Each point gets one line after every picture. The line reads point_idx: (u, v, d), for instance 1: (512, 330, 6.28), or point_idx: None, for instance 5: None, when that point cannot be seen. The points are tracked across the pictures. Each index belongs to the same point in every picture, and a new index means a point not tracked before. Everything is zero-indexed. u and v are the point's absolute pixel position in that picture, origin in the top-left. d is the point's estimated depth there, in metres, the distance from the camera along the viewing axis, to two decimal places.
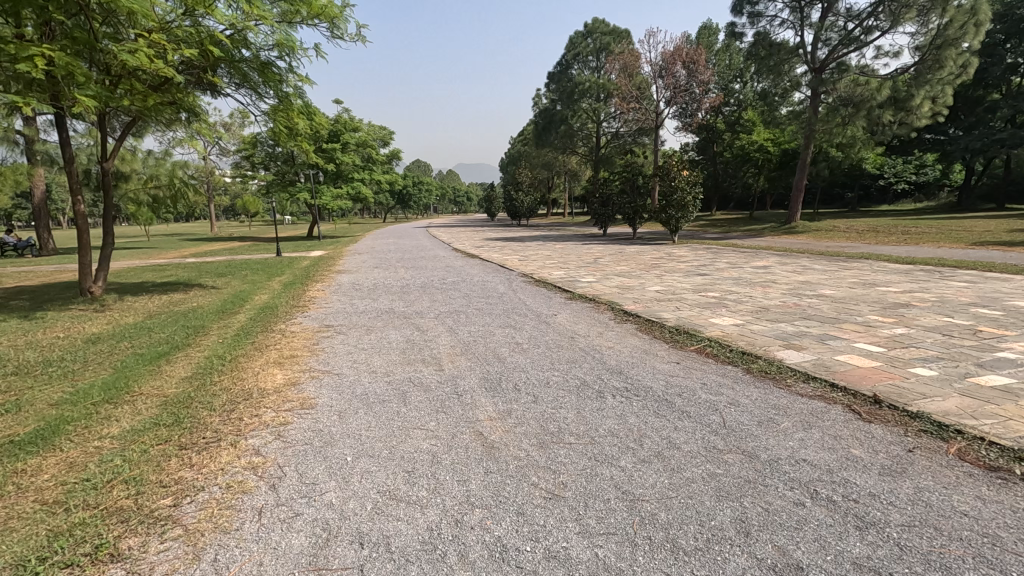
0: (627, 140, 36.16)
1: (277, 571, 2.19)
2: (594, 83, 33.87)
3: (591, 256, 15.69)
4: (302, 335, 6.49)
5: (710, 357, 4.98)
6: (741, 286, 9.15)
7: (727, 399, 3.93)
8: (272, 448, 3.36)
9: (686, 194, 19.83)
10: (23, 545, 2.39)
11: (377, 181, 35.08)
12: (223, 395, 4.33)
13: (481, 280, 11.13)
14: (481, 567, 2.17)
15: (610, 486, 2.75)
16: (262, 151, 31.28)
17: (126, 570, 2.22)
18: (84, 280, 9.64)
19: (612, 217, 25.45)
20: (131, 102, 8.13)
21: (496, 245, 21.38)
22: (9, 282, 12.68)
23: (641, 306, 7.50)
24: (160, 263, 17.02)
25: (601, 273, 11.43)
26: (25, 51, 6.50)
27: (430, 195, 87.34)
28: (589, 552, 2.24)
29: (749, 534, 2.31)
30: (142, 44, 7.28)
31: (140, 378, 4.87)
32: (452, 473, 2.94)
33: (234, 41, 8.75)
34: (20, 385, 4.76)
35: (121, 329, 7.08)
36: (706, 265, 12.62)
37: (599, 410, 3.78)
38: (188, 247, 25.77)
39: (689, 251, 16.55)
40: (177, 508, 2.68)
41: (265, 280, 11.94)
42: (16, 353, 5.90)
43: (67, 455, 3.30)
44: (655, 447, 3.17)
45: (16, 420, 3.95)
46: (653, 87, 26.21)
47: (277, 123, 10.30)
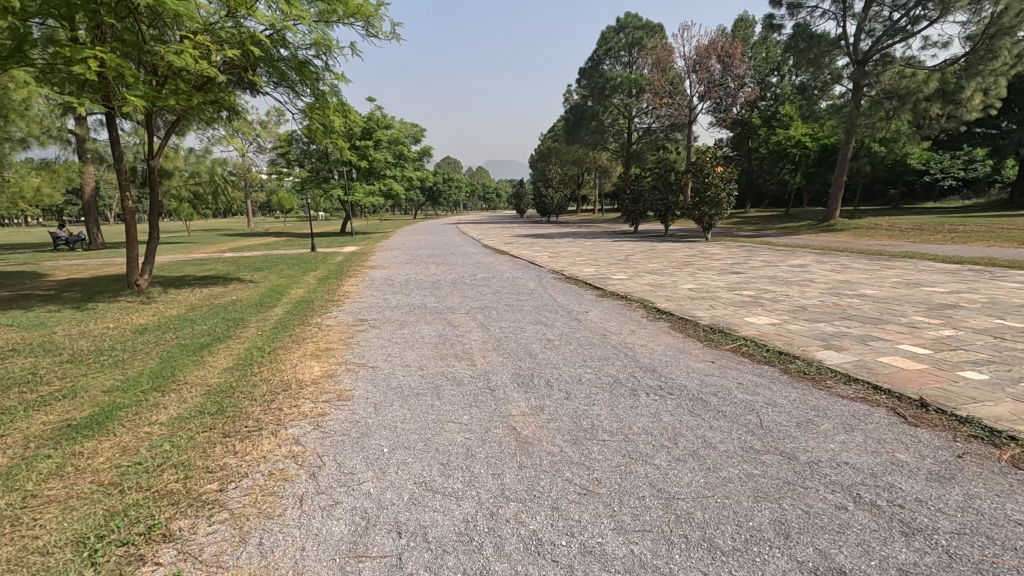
0: (660, 136, 35.66)
1: (319, 556, 2.25)
2: (625, 78, 33.47)
3: (620, 254, 15.49)
4: (338, 328, 6.63)
5: (745, 357, 4.89)
6: (779, 284, 8.94)
7: (765, 399, 3.86)
8: (311, 438, 3.45)
9: (720, 190, 19.43)
10: (81, 522, 2.52)
11: (408, 178, 35.49)
12: (263, 385, 4.47)
13: (511, 276, 11.16)
14: (517, 560, 2.19)
15: (645, 483, 2.74)
16: (297, 148, 31.85)
17: (178, 550, 2.32)
18: (131, 273, 10.07)
19: (643, 214, 25.16)
20: (177, 102, 8.42)
21: (526, 241, 21.45)
22: (61, 274, 13.31)
23: (674, 304, 7.42)
24: (200, 258, 17.61)
25: (632, 271, 11.30)
26: (80, 54, 6.76)
27: (460, 193, 88.10)
28: (625, 549, 2.24)
29: (789, 537, 2.27)
30: (187, 46, 7.54)
31: (185, 368, 5.05)
32: (487, 466, 2.97)
33: (273, 42, 8.98)
34: (75, 372, 5.01)
35: (166, 321, 7.35)
36: (741, 263, 12.35)
37: (633, 408, 3.75)
38: (228, 243, 26.56)
39: (722, 249, 16.22)
40: (223, 493, 2.78)
41: (300, 275, 12.21)
42: (70, 343, 6.18)
43: (121, 440, 3.45)
44: (690, 446, 3.14)
45: (72, 405, 4.15)
46: (686, 82, 25.80)
47: (313, 120, 10.53)
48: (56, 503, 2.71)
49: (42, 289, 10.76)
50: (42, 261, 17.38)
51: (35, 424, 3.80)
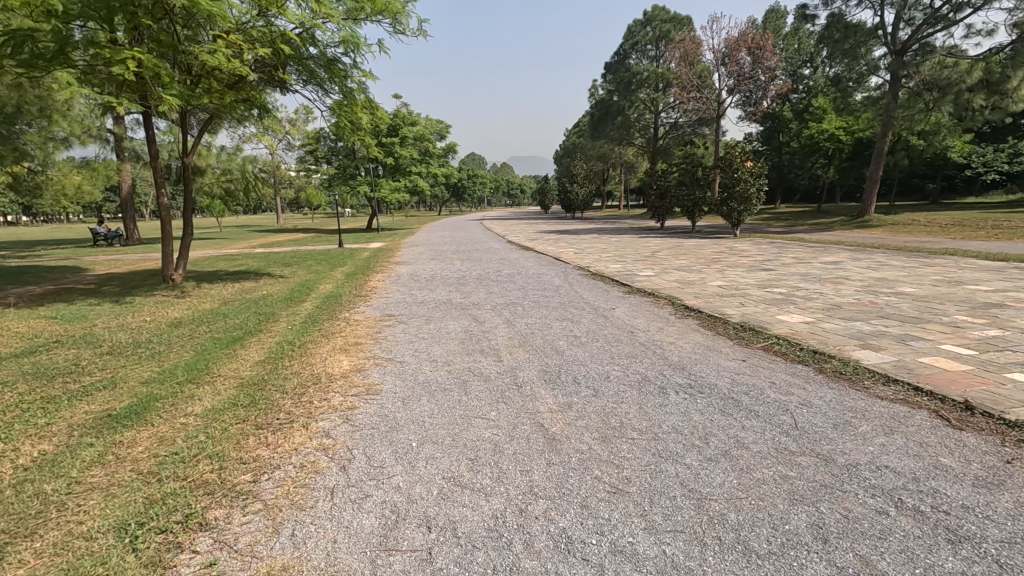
0: (687, 131, 35.20)
1: (350, 549, 2.27)
2: (652, 72, 33.09)
3: (647, 250, 15.28)
4: (366, 323, 6.71)
5: (778, 356, 4.77)
6: (811, 282, 8.73)
7: (799, 399, 3.77)
8: (341, 431, 3.49)
9: (749, 185, 19.06)
10: (123, 509, 2.59)
11: (433, 175, 35.69)
12: (294, 378, 4.54)
13: (537, 272, 11.11)
14: (547, 558, 2.18)
15: (676, 483, 2.70)
16: (325, 145, 32.31)
17: (214, 539, 2.37)
18: (166, 268, 10.35)
19: (669, 210, 24.89)
20: (209, 100, 8.61)
21: (551, 237, 21.43)
22: (101, 269, 13.78)
23: (703, 301, 7.30)
24: (231, 253, 18.07)
25: (659, 267, 11.15)
26: (118, 55, 6.95)
27: (485, 189, 88.35)
28: (656, 549, 2.20)
29: (827, 542, 2.20)
30: (220, 45, 7.70)
31: (218, 360, 5.17)
32: (515, 463, 2.96)
33: (303, 40, 9.08)
34: (114, 363, 5.18)
35: (200, 314, 7.55)
36: (772, 260, 12.08)
37: (662, 407, 3.71)
38: (258, 239, 27.13)
39: (751, 245, 15.87)
40: (256, 484, 2.83)
41: (328, 270, 12.39)
42: (109, 335, 6.40)
43: (158, 430, 3.55)
44: (722, 447, 3.07)
45: (112, 396, 4.28)
46: (715, 76, 25.33)
47: (341, 117, 10.64)
48: (99, 490, 2.79)
49: (83, 283, 11.14)
50: (85, 256, 18.03)
51: (78, 413, 3.93)
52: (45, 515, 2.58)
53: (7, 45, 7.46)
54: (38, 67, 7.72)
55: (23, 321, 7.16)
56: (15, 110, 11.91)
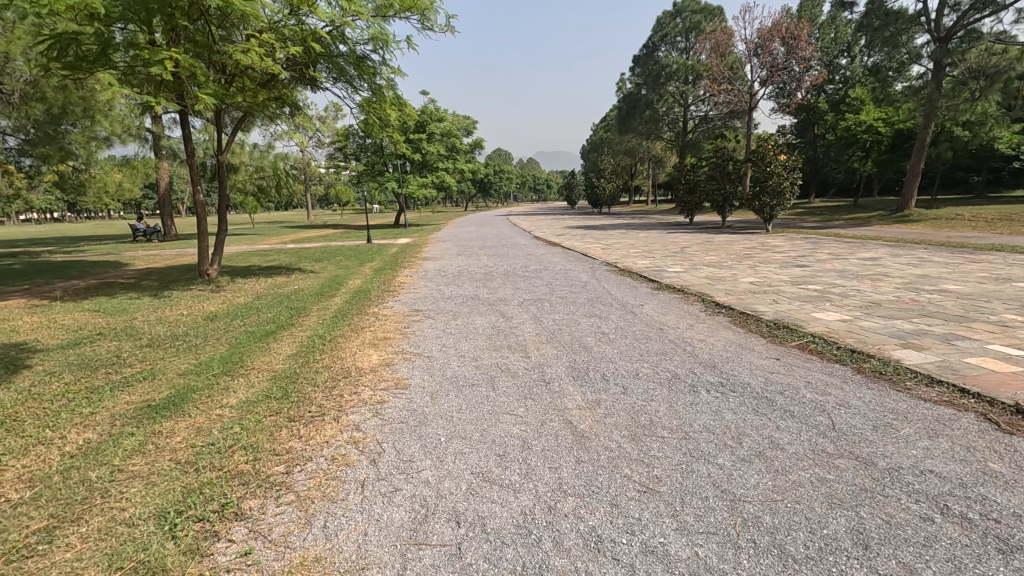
0: (717, 124, 34.50)
1: (381, 542, 2.29)
2: (682, 65, 32.65)
3: (676, 246, 15.04)
4: (394, 318, 6.78)
5: (813, 355, 4.65)
6: (848, 278, 8.46)
7: (836, 399, 3.65)
8: (370, 425, 3.53)
9: (783, 179, 18.56)
10: (162, 498, 2.67)
11: (460, 170, 35.80)
12: (325, 372, 4.62)
13: (564, 268, 11.05)
14: (577, 556, 2.16)
15: (708, 484, 2.64)
16: (354, 142, 32.74)
17: (249, 529, 2.42)
18: (202, 263, 10.64)
19: (698, 205, 24.48)
20: (244, 99, 8.78)
21: (578, 233, 21.25)
22: (141, 264, 14.24)
23: (734, 298, 7.15)
24: (264, 249, 18.49)
25: (689, 263, 10.97)
26: (157, 55, 7.14)
27: (511, 185, 88.32)
28: (688, 551, 2.16)
29: (868, 548, 2.13)
30: (253, 44, 7.84)
31: (251, 354, 5.29)
32: (544, 460, 2.95)
33: (333, 37, 9.18)
34: (153, 355, 5.35)
35: (234, 308, 7.73)
36: (807, 256, 11.75)
37: (693, 405, 3.64)
38: (289, 235, 27.66)
39: (784, 241, 15.48)
40: (289, 475, 2.89)
41: (358, 266, 12.58)
42: (149, 328, 6.61)
43: (195, 421, 3.65)
44: (756, 447, 3.00)
45: (152, 387, 4.42)
46: (747, 67, 24.70)
47: (370, 114, 10.74)
48: (140, 478, 2.89)
49: (124, 277, 11.54)
50: (125, 251, 18.66)
51: (120, 403, 4.08)
52: (90, 501, 2.67)
53: (53, 48, 7.77)
54: (82, 68, 8.01)
55: (69, 314, 7.48)
56: (61, 110, 12.39)
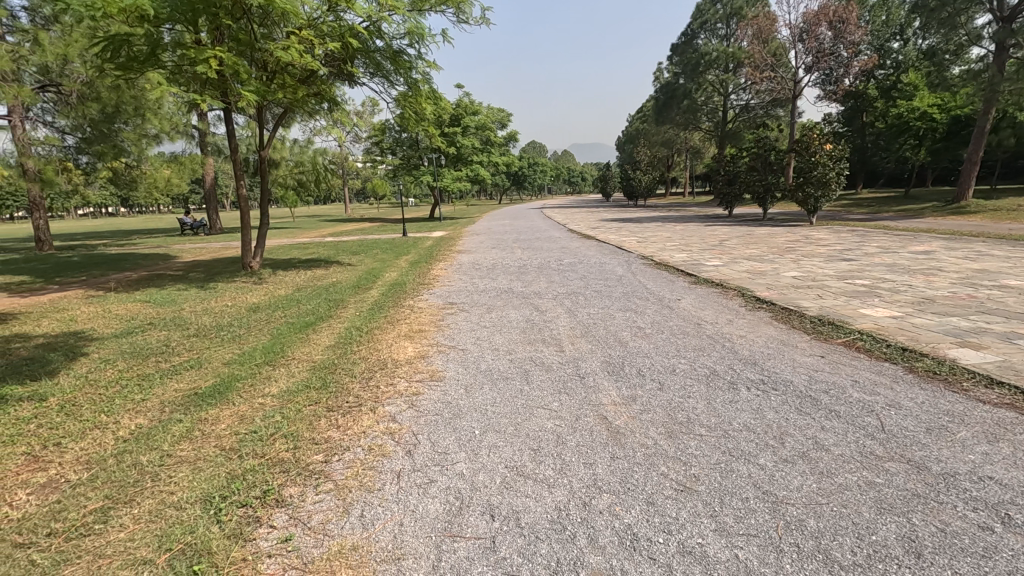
0: (759, 113, 33.39)
1: (416, 533, 2.31)
2: (722, 52, 31.73)
3: (715, 239, 14.68)
4: (429, 311, 6.84)
5: (861, 352, 4.46)
6: (898, 273, 8.09)
7: (886, 400, 3.49)
8: (406, 416, 3.57)
9: (829, 170, 17.85)
10: (209, 482, 2.77)
11: (495, 163, 35.82)
12: (361, 363, 4.70)
13: (599, 261, 10.92)
14: (612, 554, 2.13)
15: (748, 484, 2.57)
16: (389, 137, 33.16)
17: (290, 515, 2.48)
18: (245, 256, 10.97)
19: (738, 196, 23.79)
20: (284, 95, 8.97)
21: (613, 226, 20.98)
22: (188, 257, 14.78)
23: (776, 293, 6.93)
24: (303, 242, 18.92)
25: (727, 257, 10.70)
26: (203, 54, 7.38)
27: (546, 177, 87.93)
28: (728, 553, 2.11)
29: (920, 556, 2.03)
30: (293, 41, 7.99)
31: (292, 344, 5.43)
32: (578, 455, 2.92)
33: (370, 33, 9.27)
34: (201, 344, 5.56)
35: (275, 300, 7.94)
36: (854, 249, 11.28)
37: (732, 403, 3.55)
38: (328, 228, 28.25)
39: (830, 234, 14.91)
40: (328, 464, 2.95)
41: (394, 259, 12.78)
42: (195, 318, 6.87)
43: (238, 409, 3.77)
44: (799, 448, 2.90)
45: (199, 375, 4.59)
46: (792, 53, 23.78)
47: (406, 108, 10.82)
48: (187, 464, 2.99)
49: (173, 270, 12.00)
50: (174, 244, 19.42)
51: (168, 390, 4.25)
52: (142, 483, 2.80)
53: (108, 50, 8.13)
54: (134, 68, 8.36)
55: (122, 304, 7.84)
56: (114, 109, 12.93)
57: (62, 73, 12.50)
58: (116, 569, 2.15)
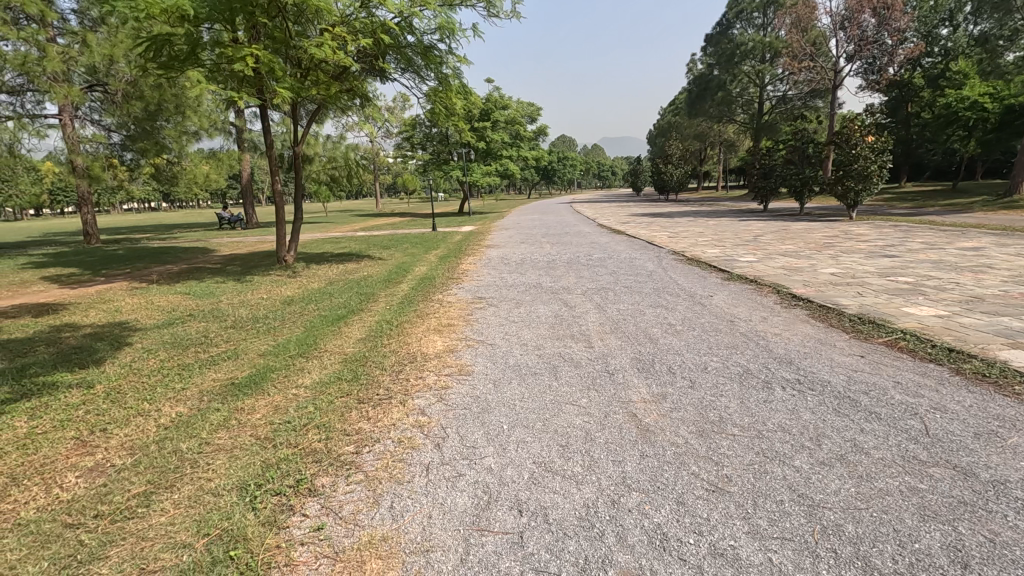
0: (797, 104, 32.40)
1: (444, 526, 2.33)
2: (759, 42, 30.88)
3: (749, 234, 14.35)
4: (458, 305, 6.88)
5: (904, 353, 4.29)
6: (945, 270, 7.76)
7: (930, 402, 3.35)
8: (435, 409, 3.60)
9: (870, 163, 17.20)
10: (245, 470, 2.85)
11: (524, 158, 35.72)
12: (391, 356, 4.76)
13: (629, 257, 10.78)
14: (641, 553, 2.10)
15: (783, 487, 2.50)
16: (420, 132, 33.45)
17: (322, 504, 2.54)
18: (280, 250, 11.22)
19: (773, 190, 23.16)
20: (317, 92, 9.11)
21: (644, 221, 20.70)
22: (226, 250, 15.20)
23: (813, 290, 6.72)
24: (336, 236, 19.28)
25: (762, 252, 10.45)
26: (240, 53, 7.56)
27: (575, 172, 87.35)
28: (761, 556, 2.06)
29: (967, 567, 1.94)
30: (326, 38, 8.09)
31: (324, 337, 5.53)
32: (607, 453, 2.90)
33: (401, 28, 9.34)
34: (237, 336, 5.72)
35: (309, 293, 8.11)
36: (897, 245, 10.85)
37: (766, 402, 3.46)
38: (359, 223, 28.67)
39: (871, 229, 14.38)
40: (358, 455, 3.00)
41: (424, 253, 12.88)
42: (233, 310, 7.07)
43: (273, 399, 3.86)
44: (836, 450, 2.81)
45: (235, 366, 4.72)
46: (833, 42, 22.94)
47: (436, 103, 10.87)
48: (225, 452, 3.08)
49: (211, 263, 12.37)
50: (212, 238, 19.99)
51: (207, 379, 4.40)
52: (182, 470, 2.89)
53: (151, 50, 8.41)
54: (175, 68, 8.63)
55: (164, 296, 8.12)
56: (156, 108, 13.33)
57: (109, 73, 13.00)
58: (158, 551, 2.23)
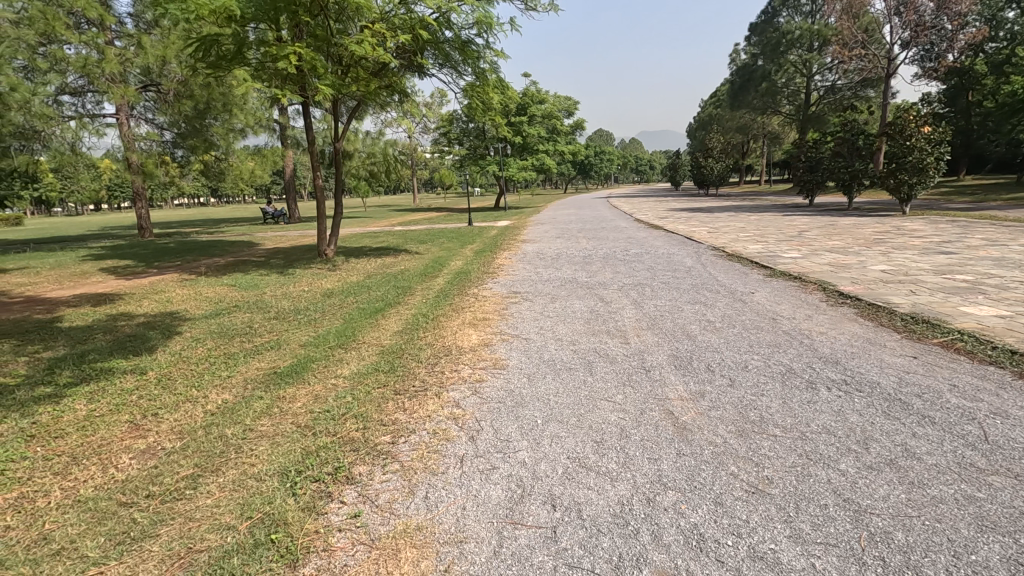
0: (847, 94, 31.06)
1: (478, 518, 2.34)
2: (806, 30, 29.74)
3: (794, 230, 13.86)
4: (493, 299, 6.90)
5: (962, 354, 4.07)
6: (1009, 268, 7.30)
7: (990, 407, 3.16)
8: (469, 402, 3.63)
9: (926, 155, 16.34)
10: (286, 457, 2.94)
11: (561, 152, 35.51)
12: (427, 349, 4.81)
13: (667, 252, 10.59)
14: (677, 553, 2.06)
15: (828, 491, 2.41)
16: (457, 127, 33.64)
17: (358, 493, 2.59)
18: (321, 244, 11.50)
19: (820, 184, 22.32)
20: (357, 88, 9.26)
21: (683, 216, 20.30)
22: (269, 244, 15.67)
23: (863, 288, 6.45)
24: (374, 231, 19.60)
25: (807, 248, 10.09)
26: (285, 52, 7.76)
27: (612, 166, 86.26)
28: (804, 562, 1.98)
29: None
30: (366, 35, 8.19)
31: (363, 329, 5.64)
32: (643, 450, 2.85)
33: (439, 24, 9.40)
34: (279, 327, 5.90)
35: (348, 286, 8.26)
36: (955, 241, 10.29)
37: (810, 403, 3.34)
38: (397, 217, 29.08)
39: (927, 225, 13.68)
40: (395, 445, 3.05)
41: (460, 247, 12.97)
42: (276, 302, 7.29)
43: (314, 389, 3.97)
44: (886, 455, 2.69)
45: (278, 356, 4.87)
46: (887, 28, 21.86)
47: (473, 98, 10.89)
48: (267, 438, 3.18)
49: (256, 256, 12.77)
50: (257, 232, 20.69)
51: (251, 368, 4.55)
52: (227, 454, 3.01)
53: (201, 50, 8.73)
54: (223, 67, 8.93)
55: (212, 288, 8.44)
56: (205, 106, 13.83)
57: (162, 73, 13.56)
58: (204, 532, 2.32)
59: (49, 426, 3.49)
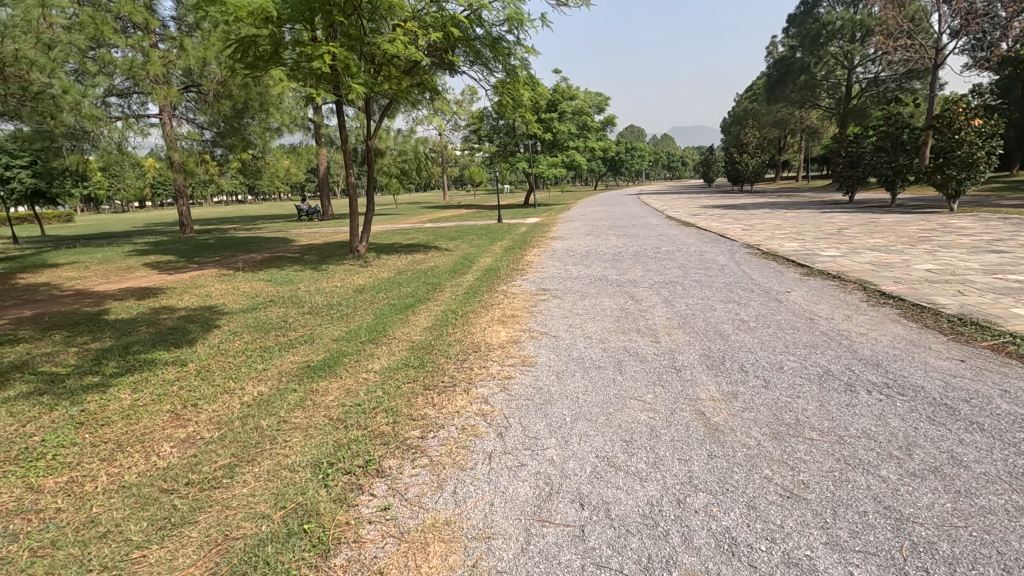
0: (891, 86, 29.89)
1: (506, 514, 2.34)
2: (848, 20, 28.71)
3: (833, 227, 13.41)
4: (522, 297, 6.88)
5: (1014, 358, 3.87)
6: None
7: None
8: (498, 399, 3.63)
9: (976, 148, 15.63)
10: (318, 449, 3.00)
11: (591, 149, 35.22)
12: (456, 345, 4.84)
13: (700, 250, 10.38)
14: (708, 556, 2.03)
15: (867, 497, 2.33)
16: (488, 125, 33.71)
17: (388, 486, 2.62)
18: (353, 240, 11.65)
19: (862, 180, 21.54)
20: (389, 86, 9.35)
21: (717, 213, 19.87)
22: (303, 241, 16.00)
23: (907, 287, 6.20)
24: (405, 228, 19.77)
25: (847, 247, 9.76)
26: (319, 51, 7.88)
27: (644, 163, 85.12)
28: (841, 569, 1.93)
29: None
30: (398, 34, 8.26)
31: (393, 324, 5.72)
32: (673, 451, 2.81)
33: (470, 21, 9.42)
34: (313, 321, 6.02)
35: (378, 283, 8.35)
36: (1007, 240, 9.79)
37: (849, 407, 3.23)
38: (427, 214, 29.29)
39: (976, 222, 13.06)
40: (424, 440, 3.08)
41: (489, 245, 12.99)
42: (310, 297, 7.43)
43: (345, 382, 4.04)
44: (930, 462, 2.58)
45: (311, 349, 4.98)
46: (935, 17, 20.91)
47: (503, 95, 10.89)
48: (300, 431, 3.25)
49: (290, 252, 13.06)
50: (292, 229, 21.15)
51: (285, 361, 4.66)
52: (262, 445, 3.09)
53: (239, 51, 8.96)
54: (259, 67, 9.14)
55: (249, 283, 8.67)
56: (243, 105, 14.19)
57: (202, 74, 13.97)
58: (240, 520, 2.38)
59: (96, 414, 3.64)
